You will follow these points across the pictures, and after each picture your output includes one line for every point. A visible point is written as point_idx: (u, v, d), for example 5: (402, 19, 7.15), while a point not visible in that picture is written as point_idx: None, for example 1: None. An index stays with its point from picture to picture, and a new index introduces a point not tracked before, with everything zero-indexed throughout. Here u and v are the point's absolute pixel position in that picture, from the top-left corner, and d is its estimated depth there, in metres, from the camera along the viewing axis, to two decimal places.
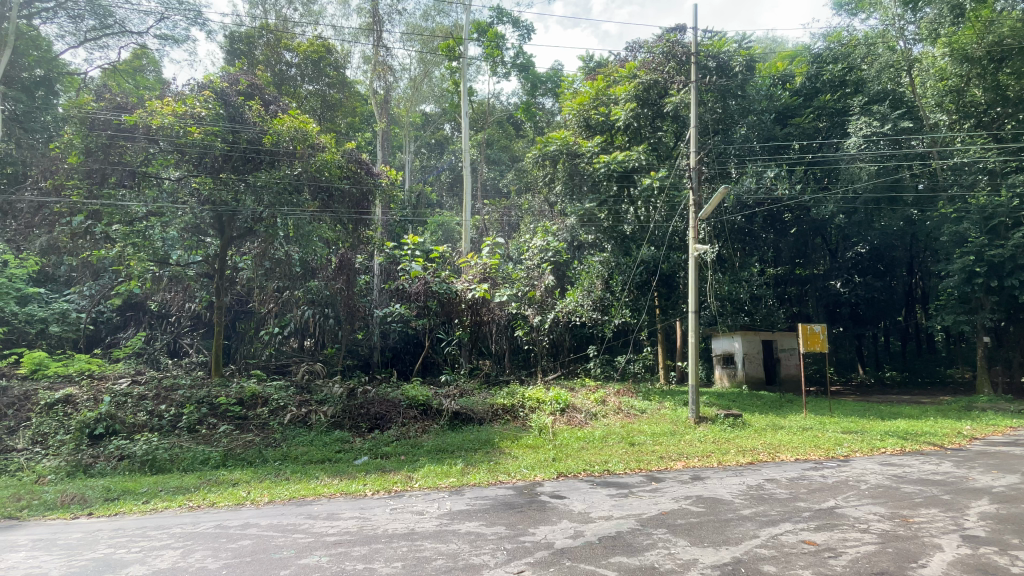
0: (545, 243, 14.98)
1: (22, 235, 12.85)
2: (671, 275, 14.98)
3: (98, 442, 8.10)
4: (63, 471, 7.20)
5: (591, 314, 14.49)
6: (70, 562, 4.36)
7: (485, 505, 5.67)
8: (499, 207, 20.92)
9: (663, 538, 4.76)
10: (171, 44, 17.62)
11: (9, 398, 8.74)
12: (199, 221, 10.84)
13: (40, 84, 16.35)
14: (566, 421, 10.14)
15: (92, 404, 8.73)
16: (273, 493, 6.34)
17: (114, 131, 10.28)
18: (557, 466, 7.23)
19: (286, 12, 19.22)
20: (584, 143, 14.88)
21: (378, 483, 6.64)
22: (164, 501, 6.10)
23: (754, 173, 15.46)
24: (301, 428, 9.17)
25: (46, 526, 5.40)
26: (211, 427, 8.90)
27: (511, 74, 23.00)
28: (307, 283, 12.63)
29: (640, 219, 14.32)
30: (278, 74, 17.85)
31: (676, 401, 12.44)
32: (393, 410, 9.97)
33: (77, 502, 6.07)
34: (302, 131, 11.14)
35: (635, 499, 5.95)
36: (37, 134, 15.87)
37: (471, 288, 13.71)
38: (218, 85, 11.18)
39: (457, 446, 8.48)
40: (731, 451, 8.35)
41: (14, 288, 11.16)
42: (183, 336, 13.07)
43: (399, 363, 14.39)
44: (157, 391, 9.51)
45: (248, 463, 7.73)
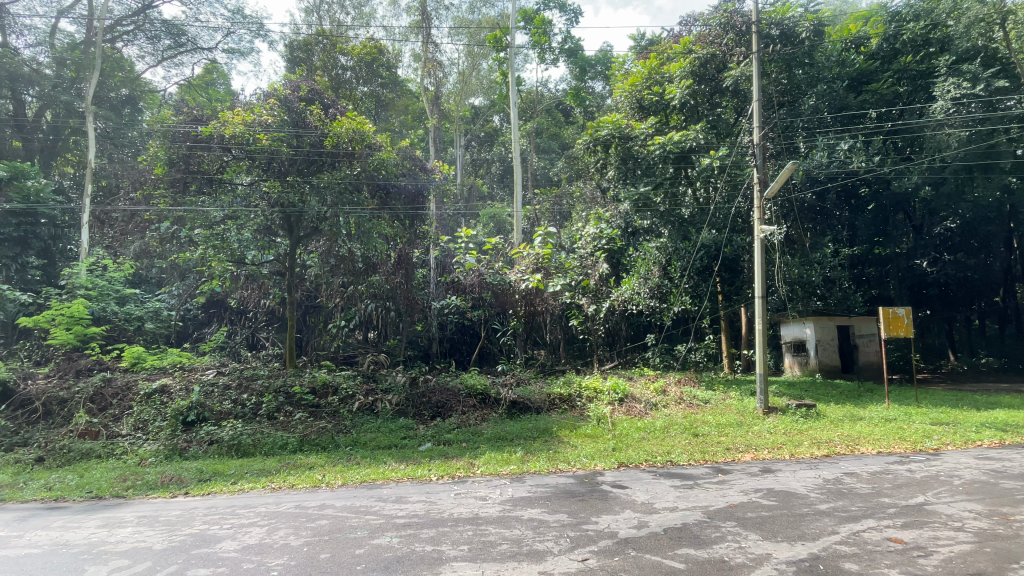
0: (598, 230, 14.85)
1: (118, 242, 14.82)
2: (734, 258, 14.30)
3: (191, 428, 8.89)
4: (161, 454, 7.97)
5: (651, 303, 13.84)
6: (170, 537, 4.82)
7: (546, 493, 5.72)
8: (551, 196, 20.56)
9: (733, 531, 4.61)
10: (238, 57, 18.85)
11: (115, 387, 9.68)
12: (271, 222, 11.52)
13: (126, 102, 18.35)
14: (625, 412, 10.00)
15: (184, 393, 9.57)
16: (345, 476, 6.71)
17: (191, 143, 10.94)
18: (618, 456, 7.16)
19: (340, 17, 19.94)
20: (637, 126, 14.34)
21: (442, 469, 6.87)
22: (250, 482, 6.64)
23: (825, 146, 14.45)
24: (369, 415, 9.68)
25: (150, 504, 6.02)
26: (288, 415, 9.52)
27: (559, 60, 22.73)
28: (369, 278, 12.89)
29: (699, 201, 14.02)
30: (335, 77, 18.44)
31: (743, 392, 11.91)
32: (454, 398, 10.27)
33: (175, 482, 6.72)
34: (360, 132, 11.58)
35: (701, 491, 5.78)
36: (126, 149, 17.80)
37: (525, 279, 14.04)
38: (282, 93, 11.77)
39: (517, 434, 8.59)
40: (805, 443, 7.92)
41: (114, 290, 12.48)
42: (260, 330, 13.93)
43: (456, 353, 14.57)
44: (239, 381, 10.24)
45: (322, 448, 8.24)
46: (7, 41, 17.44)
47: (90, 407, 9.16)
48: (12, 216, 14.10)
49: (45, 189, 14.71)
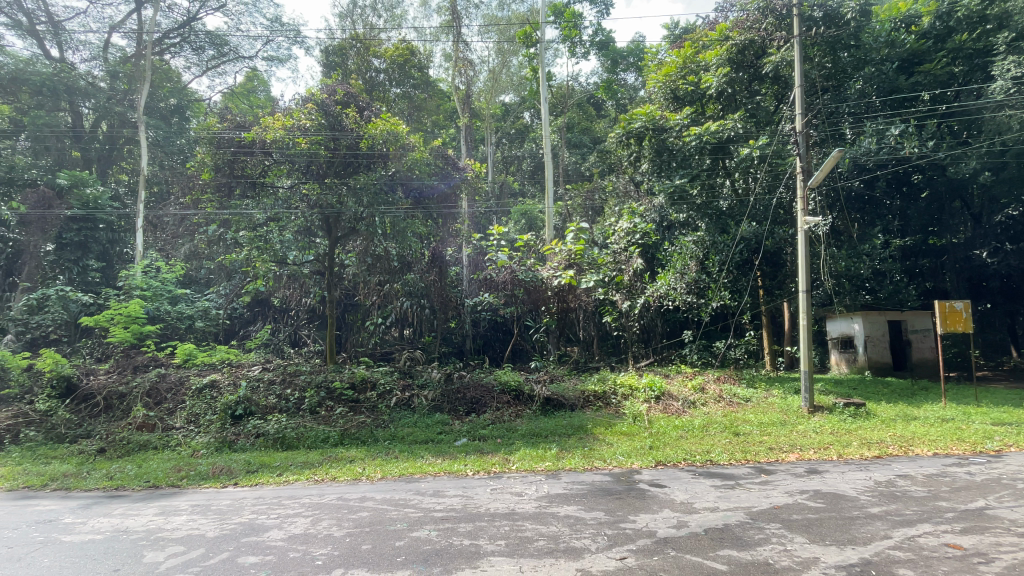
0: (632, 226, 14.38)
1: (171, 245, 15.67)
2: (776, 251, 13.87)
3: (239, 422, 9.31)
4: (212, 446, 8.37)
5: (687, 297, 13.26)
6: (223, 525, 5.07)
7: (582, 490, 5.69)
8: (583, 191, 20.33)
9: (778, 533, 4.47)
10: (277, 64, 19.53)
11: (169, 381, 10.22)
12: (310, 222, 11.88)
13: (175, 111, 19.39)
14: (662, 409, 9.82)
15: (232, 388, 10.02)
16: (385, 470, 6.88)
17: (237, 148, 11.47)
18: (655, 454, 7.07)
19: (372, 20, 20.36)
20: (672, 117, 14.20)
21: (478, 464, 6.94)
22: (295, 474, 6.89)
23: (874, 131, 13.65)
24: (406, 410, 9.93)
25: (203, 493, 6.35)
26: (329, 409, 9.83)
27: (590, 53, 22.52)
28: (405, 276, 13.44)
29: (738, 191, 13.62)
30: (369, 80, 18.87)
31: (786, 390, 11.49)
32: (488, 394, 10.37)
33: (225, 473, 7.06)
34: (394, 132, 11.70)
35: (743, 491, 5.62)
36: (177, 156, 18.69)
37: (557, 275, 13.81)
38: (320, 97, 11.73)
39: (552, 431, 8.58)
40: (853, 443, 7.59)
41: (166, 290, 13.21)
42: (302, 327, 14.32)
43: (489, 349, 14.80)
44: (283, 376, 10.62)
45: (362, 442, 8.49)
46: (65, 56, 18.70)
47: (147, 401, 9.70)
48: (74, 222, 15.08)
49: (103, 196, 15.65)
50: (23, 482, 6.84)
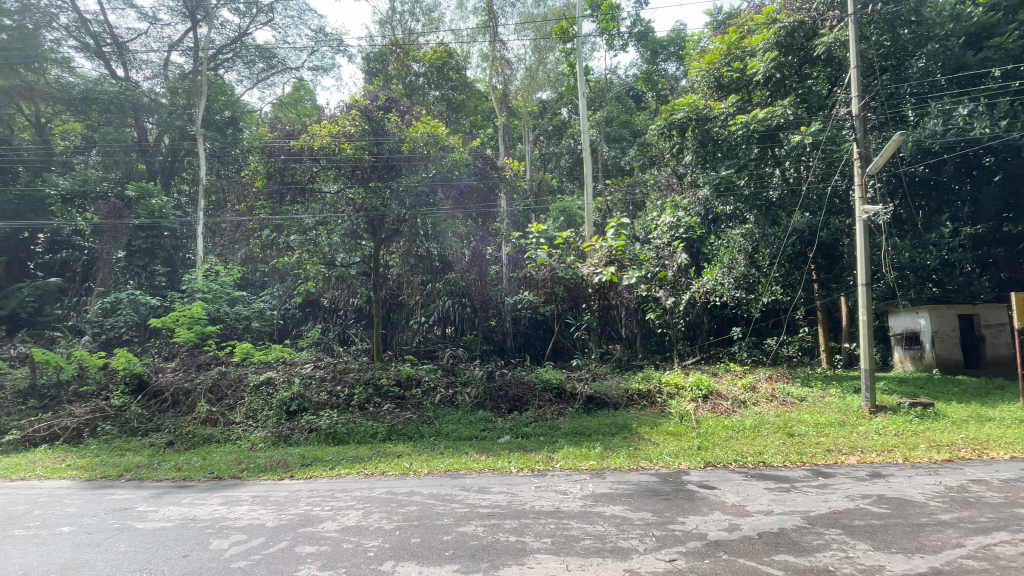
0: (675, 219, 13.72)
1: (228, 250, 16.58)
2: (832, 243, 13.48)
3: (294, 417, 9.75)
4: (269, 440, 8.81)
5: (736, 293, 12.78)
6: (281, 516, 5.34)
7: (629, 490, 5.62)
8: (622, 185, 19.92)
9: (838, 539, 4.25)
10: (322, 73, 20.30)
11: (229, 379, 10.82)
12: (355, 226, 12.11)
13: (230, 123, 20.52)
14: (710, 409, 9.52)
15: (287, 384, 10.51)
16: (431, 465, 7.04)
17: (286, 155, 12.13)
18: (704, 455, 6.87)
19: (410, 25, 20.85)
20: (716, 106, 13.83)
21: (521, 461, 6.97)
22: (346, 468, 7.16)
23: (938, 112, 12.79)
24: (450, 407, 10.12)
25: (262, 484, 6.71)
26: (377, 405, 10.16)
27: (629, 45, 22.18)
28: (447, 275, 13.98)
29: (789, 180, 12.93)
30: (409, 84, 19.31)
31: (845, 389, 10.90)
32: (529, 392, 10.38)
33: (282, 466, 7.42)
34: (434, 135, 11.88)
35: (800, 494, 5.38)
36: (231, 165, 19.78)
37: (598, 272, 12.72)
38: (363, 104, 12.15)
39: (595, 430, 8.51)
40: (921, 446, 7.10)
41: (225, 293, 14.03)
42: (349, 327, 14.69)
43: (530, 347, 14.84)
44: (333, 373, 11.02)
45: (409, 438, 8.73)
46: (129, 75, 20.18)
47: (210, 397, 10.31)
48: (142, 230, 16.20)
49: (166, 205, 16.81)
50: (101, 472, 7.44)
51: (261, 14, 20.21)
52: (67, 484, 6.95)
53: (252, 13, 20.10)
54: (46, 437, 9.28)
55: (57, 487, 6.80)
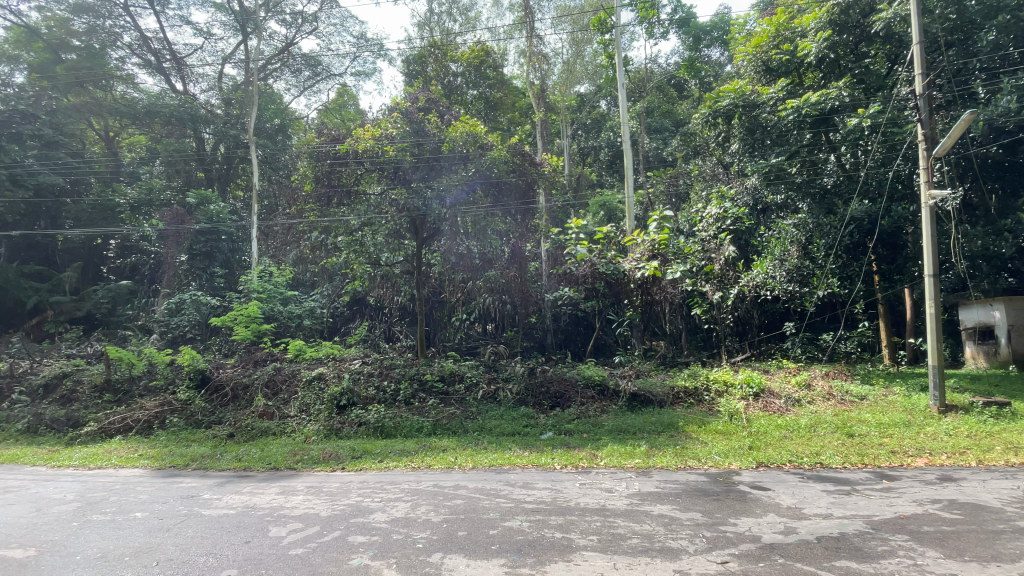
0: (722, 211, 13.21)
1: (280, 251, 17.37)
2: (895, 231, 12.89)
3: (344, 411, 10.13)
4: (322, 433, 9.20)
5: (789, 287, 12.55)
6: (334, 506, 5.57)
7: (677, 490, 5.50)
8: (665, 177, 19.40)
9: (905, 546, 4.00)
10: (364, 78, 20.90)
11: (284, 374, 11.32)
12: (399, 226, 12.58)
13: (279, 130, 21.51)
14: (762, 408, 9.18)
15: (337, 379, 10.90)
16: (475, 460, 7.14)
17: (332, 159, 12.35)
18: (756, 455, 6.63)
19: (448, 25, 21.16)
20: (764, 90, 13.21)
21: (565, 458, 6.96)
22: (394, 461, 7.37)
23: (1012, 87, 11.50)
24: (492, 403, 10.24)
25: (316, 475, 7.02)
26: (422, 401, 10.43)
27: (669, 32, 21.61)
28: (486, 273, 14.11)
29: (846, 166, 12.28)
30: (447, 84, 19.55)
31: (910, 387, 10.25)
32: (572, 389, 10.35)
33: (334, 458, 7.73)
34: (473, 134, 12.14)
35: (861, 498, 5.10)
36: (282, 171, 20.72)
37: (639, 268, 12.54)
38: (404, 105, 12.59)
39: (640, 428, 8.36)
40: (997, 448, 6.58)
41: (278, 293, 14.72)
42: (395, 324, 15.18)
43: (571, 344, 14.95)
44: (380, 369, 11.35)
45: (453, 432, 8.90)
46: (187, 88, 21.44)
47: (266, 392, 10.84)
48: (201, 235, 17.19)
49: (224, 211, 17.80)
50: (170, 461, 7.99)
51: (306, 23, 20.97)
52: (140, 473, 7.51)
53: (298, 23, 20.89)
54: (121, 429, 9.96)
55: (131, 475, 7.35)
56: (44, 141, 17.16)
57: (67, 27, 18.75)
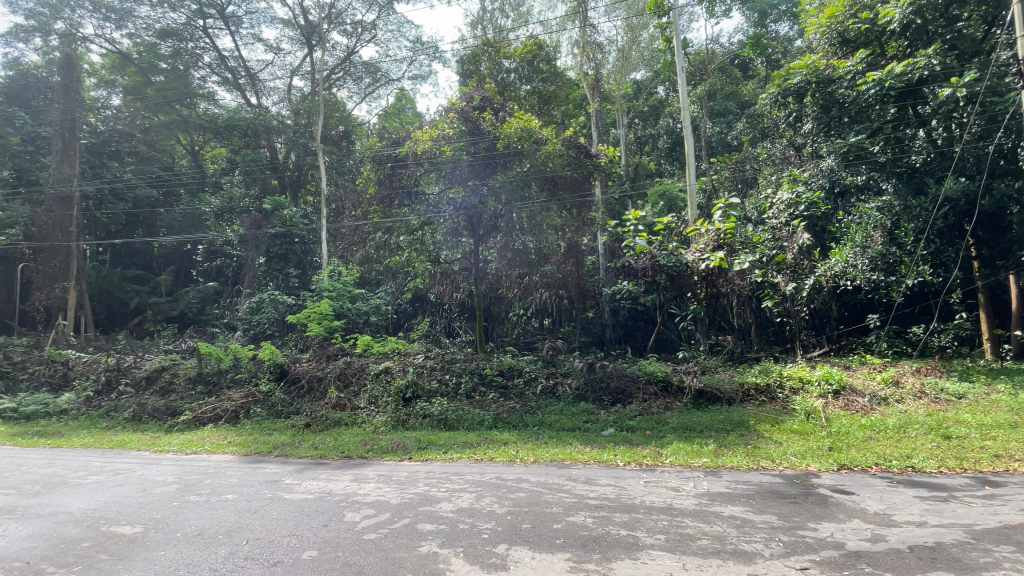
0: (794, 195, 12.27)
1: (347, 251, 18.30)
2: (996, 211, 11.49)
3: (410, 403, 10.58)
4: (390, 424, 9.62)
5: (872, 276, 11.55)
6: (403, 494, 5.83)
7: (749, 491, 5.27)
8: (730, 163, 18.35)
9: (1014, 559, 3.61)
10: (421, 81, 21.51)
11: (354, 368, 11.93)
12: (456, 224, 12.85)
13: (344, 136, 22.63)
14: (843, 407, 8.56)
15: (402, 372, 11.36)
16: (537, 454, 7.21)
17: (393, 162, 13.14)
18: (837, 457, 6.21)
19: (501, 22, 21.32)
20: (841, 64, 12.43)
21: (628, 455, 6.86)
22: (458, 452, 7.58)
23: None
24: (552, 398, 10.30)
25: (386, 464, 7.38)
26: (483, 394, 10.66)
27: (732, 9, 20.53)
28: (542, 268, 13.88)
29: (937, 142, 11.18)
30: (501, 81, 19.64)
31: (1018, 384, 9.16)
32: (633, 385, 10.17)
33: (402, 448, 8.08)
34: (528, 129, 12.05)
35: (960, 505, 4.64)
36: (347, 175, 21.78)
37: (704, 258, 11.53)
38: (460, 105, 12.74)
39: (708, 426, 8.08)
40: None
41: (347, 291, 15.55)
42: (454, 320, 15.46)
43: (631, 339, 14.75)
44: (441, 363, 11.67)
45: (514, 426, 9.02)
46: (260, 101, 22.98)
47: (338, 384, 11.50)
48: (277, 238, 18.45)
49: (296, 215, 18.95)
50: (255, 448, 8.68)
51: (365, 32, 21.83)
52: (230, 458, 8.23)
53: (358, 32, 21.80)
54: (212, 417, 10.91)
55: (223, 460, 8.08)
56: (139, 156, 19.80)
57: (155, 52, 20.61)
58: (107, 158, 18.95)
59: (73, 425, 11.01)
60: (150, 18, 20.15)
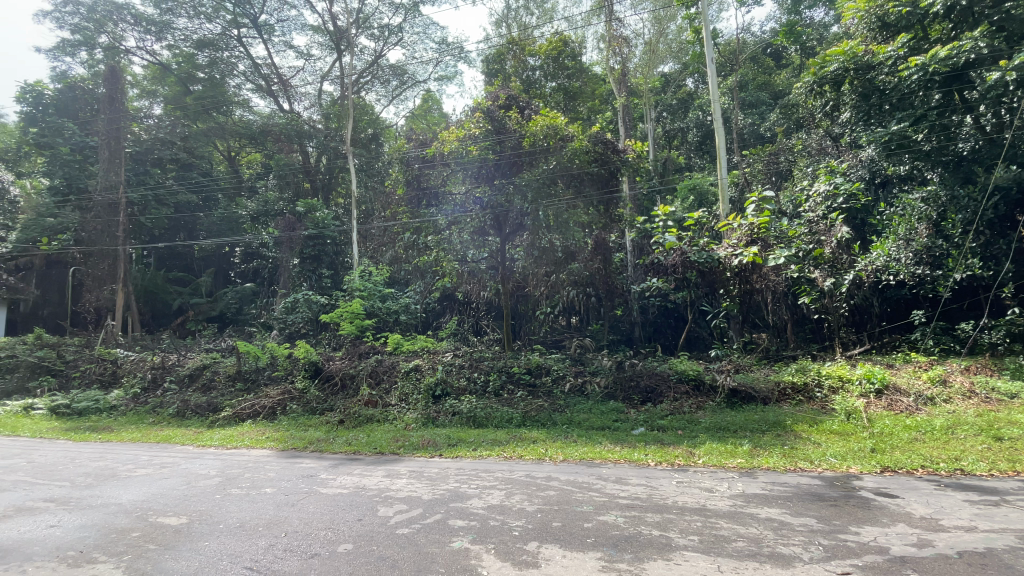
0: (833, 187, 12.10)
1: (377, 252, 18.66)
2: None
3: (439, 401, 10.72)
4: (420, 421, 9.79)
5: (916, 270, 11.26)
6: (434, 490, 5.92)
7: (786, 493, 5.13)
8: (764, 155, 17.69)
9: None
10: (446, 82, 21.70)
11: (385, 365, 12.17)
12: (483, 222, 12.87)
13: (372, 139, 23.05)
14: (886, 407, 8.22)
15: (432, 370, 11.54)
16: (566, 452, 7.20)
17: (420, 164, 13.33)
18: (880, 459, 5.99)
19: (526, 20, 21.28)
20: (880, 49, 11.79)
21: (659, 455, 6.78)
22: (488, 450, 7.65)
23: None
24: (580, 396, 10.27)
25: (417, 461, 7.51)
26: (511, 392, 10.70)
27: None
28: (569, 266, 13.87)
29: (986, 128, 10.96)
30: (526, 79, 19.62)
31: None
32: (664, 383, 10.02)
33: (432, 445, 8.21)
34: (554, 126, 11.98)
35: (1015, 510, 4.40)
36: (376, 177, 22.21)
37: (737, 254, 11.33)
38: (485, 105, 12.73)
39: (742, 426, 7.89)
40: None
41: (377, 290, 15.87)
42: (481, 318, 15.56)
43: (661, 337, 14.45)
44: (470, 361, 11.77)
45: (543, 424, 9.03)
46: (292, 107, 23.64)
47: (370, 381, 11.76)
48: (310, 240, 18.97)
49: (327, 217, 19.42)
50: (292, 444, 8.97)
51: (392, 35, 22.16)
52: (268, 453, 8.53)
53: (385, 36, 22.14)
54: (251, 414, 11.30)
55: (262, 455, 8.39)
56: (179, 163, 20.79)
57: (193, 61, 21.43)
58: (150, 165, 19.94)
59: (123, 421, 11.59)
60: (187, 29, 20.98)
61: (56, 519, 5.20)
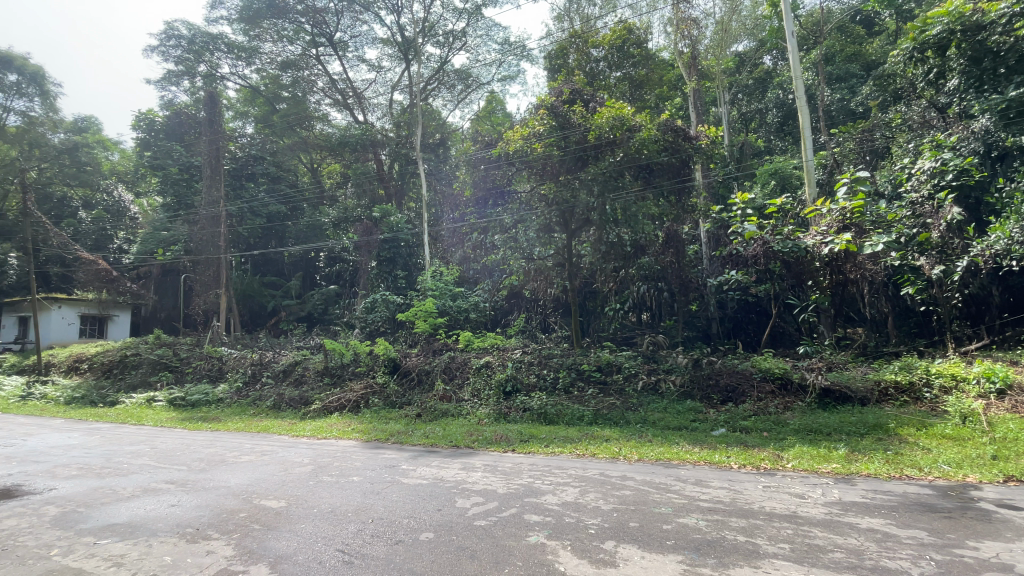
0: (939, 163, 11.08)
1: (447, 252, 19.30)
2: None
3: (510, 397, 10.89)
4: (493, 416, 10.03)
5: None
6: (509, 485, 6.05)
7: (890, 502, 4.69)
8: (857, 132, 16.09)
9: None
10: (510, 82, 21.97)
11: (458, 362, 12.56)
12: (548, 219, 12.83)
13: (440, 143, 23.87)
14: (1010, 409, 7.21)
15: (502, 366, 11.77)
16: (641, 452, 7.05)
17: (486, 164, 13.58)
18: (1006, 468, 5.28)
19: (588, 10, 20.92)
20: (992, 8, 11.08)
21: (744, 458, 6.44)
22: (561, 447, 7.67)
23: None
24: (654, 395, 9.99)
25: (491, 455, 7.70)
26: (581, 390, 10.63)
27: None
28: (639, 261, 13.21)
29: None
30: (590, 71, 19.42)
31: None
32: (746, 382, 9.48)
33: (505, 440, 8.39)
34: (620, 117, 11.79)
35: None
36: (444, 180, 22.97)
37: (828, 243, 10.26)
38: (550, 101, 12.47)
39: (836, 429, 7.29)
40: None
41: (449, 289, 16.41)
42: (549, 315, 15.58)
43: (741, 333, 13.64)
44: (539, 359, 11.83)
45: (615, 423, 8.91)
46: (366, 118, 25.05)
47: (444, 377, 12.19)
48: (385, 243, 20.01)
49: (400, 221, 20.37)
50: (375, 436, 9.53)
51: (456, 40, 22.78)
52: (354, 444, 9.14)
53: (450, 41, 22.79)
54: (337, 406, 12.12)
55: (349, 446, 9.00)
56: (269, 177, 22.97)
57: (278, 82, 23.18)
58: (245, 180, 22.51)
59: (229, 412, 12.91)
60: (273, 53, 22.94)
61: (176, 499, 5.92)
